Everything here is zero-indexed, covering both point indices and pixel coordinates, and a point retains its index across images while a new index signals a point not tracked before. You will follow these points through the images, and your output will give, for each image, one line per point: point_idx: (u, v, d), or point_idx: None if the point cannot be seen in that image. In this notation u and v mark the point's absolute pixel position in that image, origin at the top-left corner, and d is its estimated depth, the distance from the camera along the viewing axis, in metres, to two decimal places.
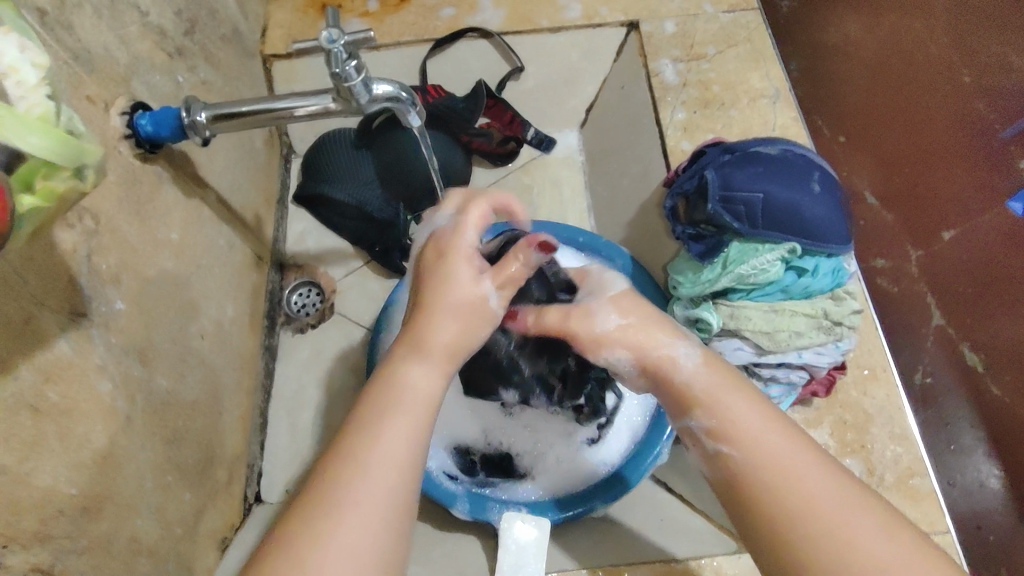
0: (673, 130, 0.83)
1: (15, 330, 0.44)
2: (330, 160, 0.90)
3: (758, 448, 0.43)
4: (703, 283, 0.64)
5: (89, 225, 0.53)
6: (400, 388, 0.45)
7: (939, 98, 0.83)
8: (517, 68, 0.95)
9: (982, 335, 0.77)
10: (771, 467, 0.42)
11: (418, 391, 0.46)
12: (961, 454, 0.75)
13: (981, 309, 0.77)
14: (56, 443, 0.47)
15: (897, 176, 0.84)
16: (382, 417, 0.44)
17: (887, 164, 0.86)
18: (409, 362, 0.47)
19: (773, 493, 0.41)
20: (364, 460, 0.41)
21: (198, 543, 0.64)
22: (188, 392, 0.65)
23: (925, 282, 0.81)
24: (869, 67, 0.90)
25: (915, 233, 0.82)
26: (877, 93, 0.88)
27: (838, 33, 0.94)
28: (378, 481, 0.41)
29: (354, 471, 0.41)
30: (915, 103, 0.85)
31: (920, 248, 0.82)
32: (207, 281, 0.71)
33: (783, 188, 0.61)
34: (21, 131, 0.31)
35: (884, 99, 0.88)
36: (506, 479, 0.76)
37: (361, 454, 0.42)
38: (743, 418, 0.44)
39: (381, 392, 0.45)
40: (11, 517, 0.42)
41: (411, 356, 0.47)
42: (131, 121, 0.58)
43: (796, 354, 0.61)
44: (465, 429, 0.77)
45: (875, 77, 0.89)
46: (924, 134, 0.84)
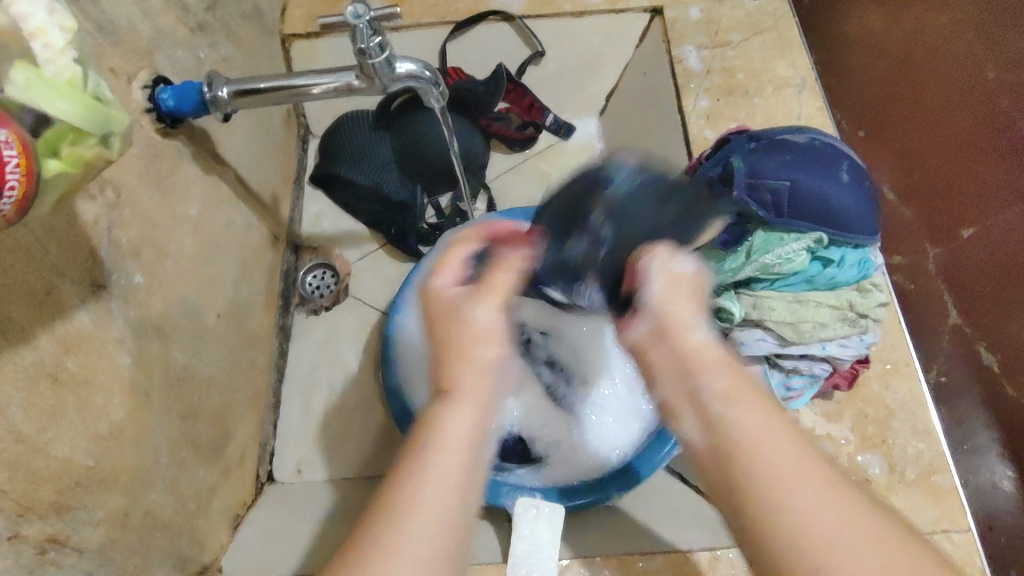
0: (696, 118, 0.82)
1: (38, 298, 0.44)
2: (349, 141, 0.90)
3: (756, 423, 0.39)
4: (726, 272, 0.63)
5: (110, 197, 0.53)
6: (439, 433, 0.43)
7: (954, 92, 0.81)
8: (539, 52, 0.94)
9: (997, 334, 0.75)
10: (763, 447, 0.38)
11: (459, 434, 0.43)
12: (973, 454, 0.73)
13: (997, 307, 0.75)
14: (74, 414, 0.46)
15: (919, 170, 0.83)
16: (424, 457, 0.42)
17: (910, 156, 0.84)
18: (446, 409, 0.45)
19: (759, 471, 0.37)
20: (412, 505, 0.39)
21: (212, 518, 0.64)
22: (204, 369, 0.65)
23: (942, 279, 0.79)
24: (889, 59, 0.88)
25: (935, 232, 0.80)
26: (892, 90, 0.87)
27: (859, 25, 0.91)
28: (435, 499, 0.39)
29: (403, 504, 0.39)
30: (928, 96, 0.84)
31: (940, 246, 0.80)
32: (225, 259, 0.71)
33: (810, 177, 0.60)
34: (48, 95, 0.30)
35: (900, 95, 0.86)
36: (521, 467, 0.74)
37: (417, 491, 0.40)
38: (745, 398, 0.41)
39: (423, 443, 0.43)
40: (28, 487, 0.42)
41: (430, 445, 0.42)
42: (152, 95, 0.58)
43: (819, 346, 0.60)
44: None
45: (894, 72, 0.87)
46: (941, 127, 0.82)
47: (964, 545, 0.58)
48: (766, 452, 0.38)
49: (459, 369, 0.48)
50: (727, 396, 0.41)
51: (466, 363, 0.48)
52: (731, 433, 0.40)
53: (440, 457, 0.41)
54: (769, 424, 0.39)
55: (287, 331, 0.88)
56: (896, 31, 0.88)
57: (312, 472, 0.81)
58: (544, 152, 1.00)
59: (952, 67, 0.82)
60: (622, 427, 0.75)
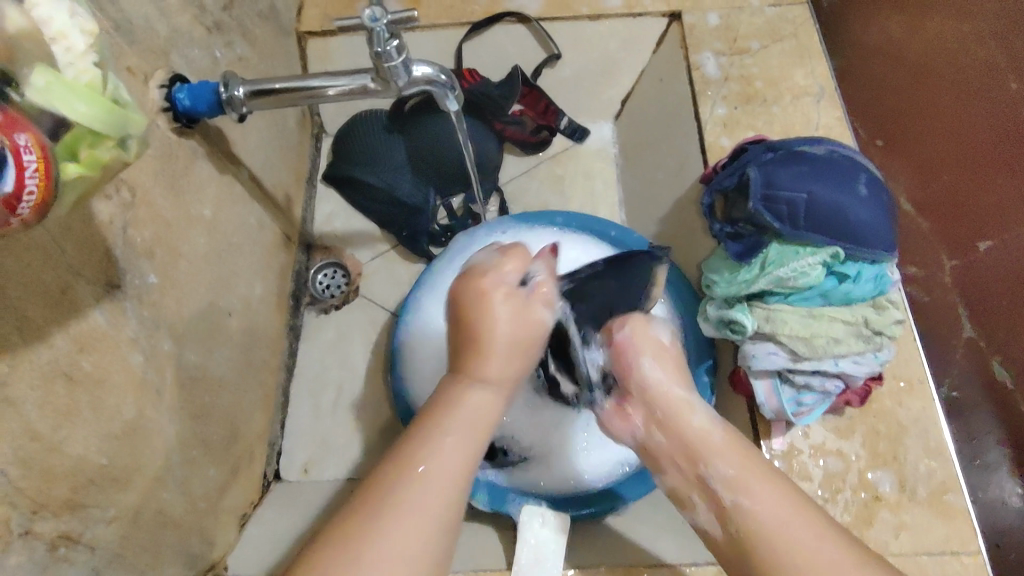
0: (712, 125, 0.81)
1: (54, 297, 0.44)
2: (363, 142, 0.90)
3: (767, 506, 0.46)
4: (739, 283, 0.62)
5: (125, 197, 0.53)
6: (450, 410, 0.49)
7: (979, 100, 0.79)
8: (555, 55, 0.94)
9: (1016, 350, 0.73)
10: (777, 529, 0.45)
11: (473, 414, 0.49)
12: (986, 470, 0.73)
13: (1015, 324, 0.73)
14: (88, 413, 0.47)
15: (934, 181, 0.82)
16: (430, 432, 0.47)
17: (924, 169, 0.83)
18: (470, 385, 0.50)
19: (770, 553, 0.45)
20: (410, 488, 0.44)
21: (221, 517, 0.65)
22: (215, 369, 0.66)
23: (958, 292, 0.78)
24: (908, 69, 0.86)
25: (950, 243, 0.79)
26: (912, 99, 0.86)
27: (878, 33, 0.90)
28: (428, 498, 0.44)
29: (407, 481, 0.44)
30: (949, 110, 0.82)
31: (956, 258, 0.79)
32: (237, 259, 0.71)
33: (828, 189, 0.59)
34: (67, 97, 0.30)
35: (916, 104, 0.85)
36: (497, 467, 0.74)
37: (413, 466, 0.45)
38: (755, 478, 0.48)
39: (438, 416, 0.48)
40: (43, 486, 0.42)
41: (437, 420, 0.48)
42: (169, 94, 0.58)
43: (832, 362, 0.59)
44: None
45: (915, 80, 0.85)
46: (966, 138, 0.80)
47: (976, 567, 0.57)
48: (779, 536, 0.45)
49: (487, 360, 0.51)
50: (736, 485, 0.48)
51: (488, 352, 0.51)
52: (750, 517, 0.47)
53: (445, 437, 0.47)
54: (780, 504, 0.46)
55: (298, 330, 0.88)
56: (917, 41, 0.86)
57: (319, 472, 0.82)
58: (558, 156, 1.00)
59: (978, 82, 0.79)
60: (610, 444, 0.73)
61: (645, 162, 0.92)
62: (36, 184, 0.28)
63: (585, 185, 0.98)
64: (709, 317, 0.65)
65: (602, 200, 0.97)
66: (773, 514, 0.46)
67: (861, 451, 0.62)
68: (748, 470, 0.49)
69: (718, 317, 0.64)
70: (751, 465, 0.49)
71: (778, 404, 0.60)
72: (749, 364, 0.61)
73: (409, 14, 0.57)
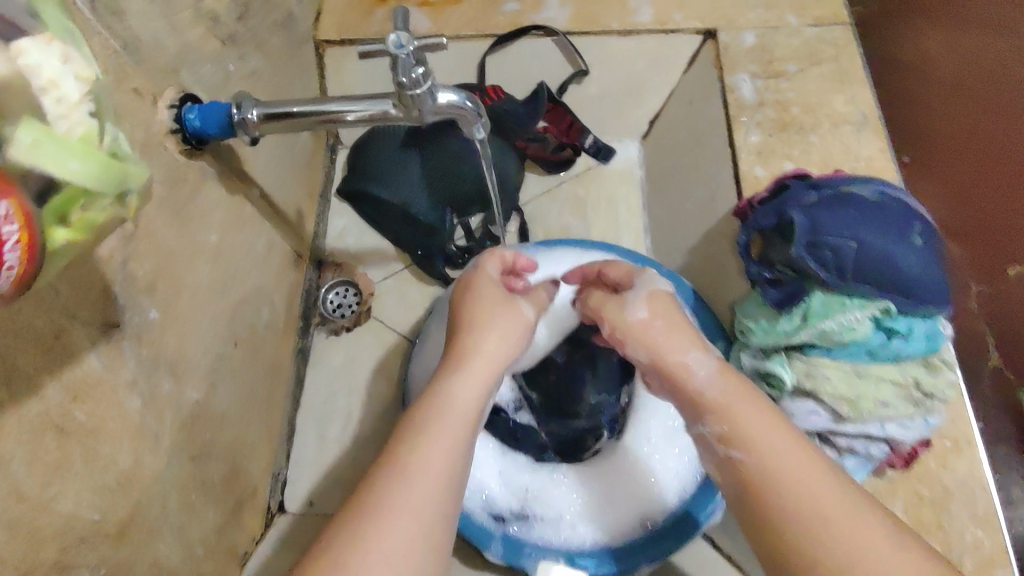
0: (746, 153, 0.76)
1: (45, 344, 0.40)
2: (378, 157, 0.86)
3: (764, 437, 0.46)
4: (778, 333, 0.58)
5: (128, 229, 0.50)
6: (445, 399, 0.49)
7: (1016, 120, 0.74)
8: (580, 72, 0.90)
9: None
10: (769, 471, 0.44)
11: (464, 407, 0.49)
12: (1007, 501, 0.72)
13: None
14: (82, 467, 0.44)
15: (967, 205, 0.77)
16: (426, 424, 0.47)
17: (955, 192, 0.78)
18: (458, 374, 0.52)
19: (781, 515, 0.42)
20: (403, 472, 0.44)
21: (219, 559, 0.62)
22: (217, 404, 0.63)
23: (986, 319, 0.76)
24: (943, 86, 0.82)
25: (980, 271, 0.76)
26: (949, 117, 0.81)
27: (913, 45, 0.85)
28: (425, 485, 0.43)
29: (405, 468, 0.44)
30: (984, 127, 0.77)
31: (985, 285, 0.76)
32: (241, 285, 0.68)
33: (880, 237, 0.55)
34: (60, 155, 0.26)
35: (952, 123, 0.80)
36: (522, 519, 0.72)
37: (411, 454, 0.45)
38: (744, 406, 0.47)
39: (430, 405, 0.49)
40: (32, 551, 0.39)
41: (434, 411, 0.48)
42: (178, 115, 0.55)
43: (878, 425, 0.55)
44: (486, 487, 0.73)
45: (950, 97, 0.81)
46: (1003, 159, 0.75)
47: None
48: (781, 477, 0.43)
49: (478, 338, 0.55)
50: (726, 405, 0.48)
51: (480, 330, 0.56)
52: (749, 447, 0.45)
53: (440, 421, 0.47)
54: (778, 437, 0.46)
55: (306, 353, 0.85)
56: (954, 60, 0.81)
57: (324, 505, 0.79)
58: (581, 176, 0.96)
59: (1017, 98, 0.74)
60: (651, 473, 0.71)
61: (673, 188, 0.88)
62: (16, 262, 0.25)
63: (607, 212, 0.94)
64: (744, 366, 0.61)
65: (626, 226, 0.94)
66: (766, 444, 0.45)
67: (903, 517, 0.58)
68: (735, 401, 0.49)
69: (753, 368, 0.60)
70: (747, 397, 0.48)
71: None
72: None
73: (437, 43, 0.52)
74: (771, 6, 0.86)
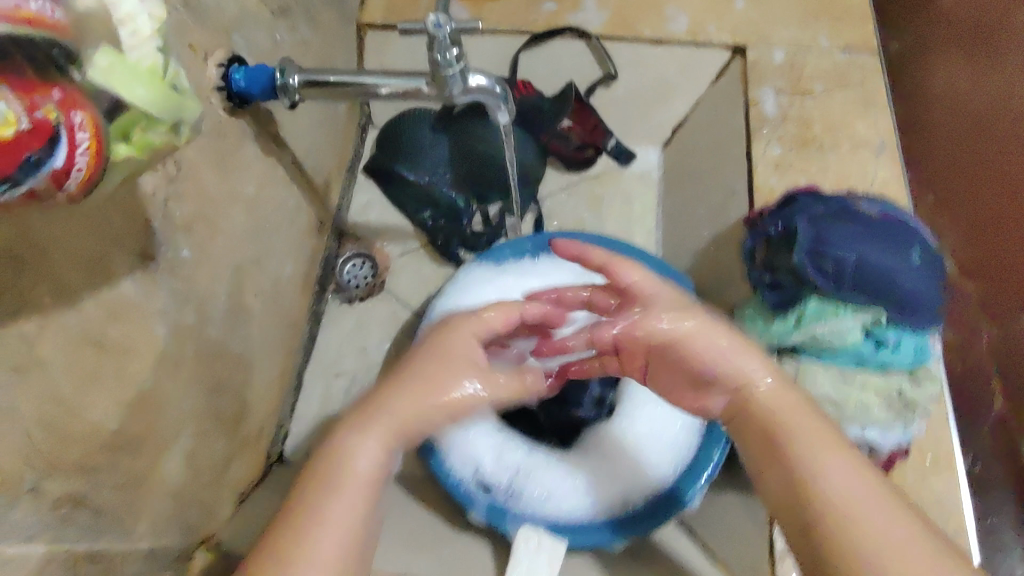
0: (764, 166, 0.79)
1: (89, 265, 0.45)
2: (408, 137, 0.91)
3: (842, 478, 0.44)
4: (773, 335, 0.60)
5: (172, 171, 0.53)
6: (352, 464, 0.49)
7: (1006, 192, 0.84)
8: (610, 75, 0.93)
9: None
10: (848, 501, 0.42)
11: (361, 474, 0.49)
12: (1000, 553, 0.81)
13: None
14: (107, 380, 0.48)
15: (980, 242, 0.86)
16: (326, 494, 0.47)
17: (975, 228, 0.87)
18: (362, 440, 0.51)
19: (816, 487, 0.44)
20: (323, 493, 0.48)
21: (220, 492, 0.67)
22: (236, 345, 0.67)
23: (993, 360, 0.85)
24: (966, 125, 0.91)
25: (991, 311, 0.85)
26: (969, 154, 0.89)
27: (941, 83, 0.94)
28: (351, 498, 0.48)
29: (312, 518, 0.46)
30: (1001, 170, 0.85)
31: (994, 328, 0.85)
32: (273, 239, 0.72)
33: (882, 254, 0.57)
34: (129, 82, 0.30)
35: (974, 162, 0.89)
36: (509, 493, 0.68)
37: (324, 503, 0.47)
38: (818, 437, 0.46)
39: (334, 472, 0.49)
40: (57, 448, 0.43)
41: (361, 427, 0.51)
42: (226, 74, 0.59)
43: (859, 428, 0.57)
44: (472, 461, 0.69)
45: (969, 138, 0.90)
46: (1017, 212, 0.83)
47: None
48: (855, 505, 0.42)
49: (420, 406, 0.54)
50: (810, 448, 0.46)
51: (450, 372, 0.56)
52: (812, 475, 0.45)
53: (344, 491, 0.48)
54: (851, 478, 0.44)
55: (320, 314, 0.89)
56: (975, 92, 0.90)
57: None
58: (600, 175, 1.02)
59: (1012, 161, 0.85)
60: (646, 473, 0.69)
61: (684, 195, 0.94)
62: (39, 121, 0.26)
63: (622, 207, 1.00)
64: None
65: (639, 222, 1.00)
66: (834, 485, 0.43)
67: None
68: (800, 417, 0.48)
69: None
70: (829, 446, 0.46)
71: None
72: None
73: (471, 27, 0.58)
74: (804, 27, 0.90)
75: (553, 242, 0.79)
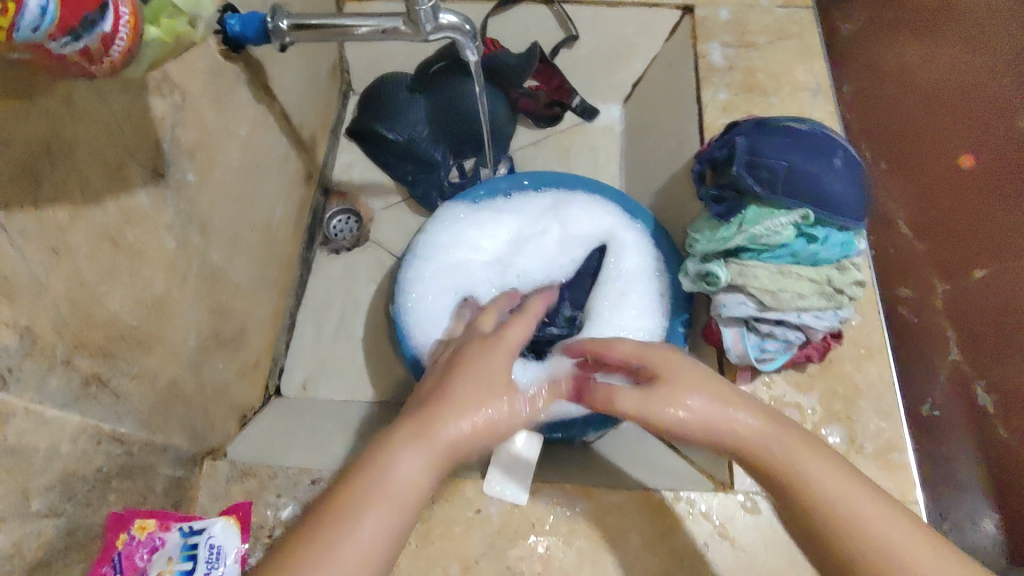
0: (712, 108, 0.87)
1: (111, 169, 0.51)
2: (387, 98, 0.96)
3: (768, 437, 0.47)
4: (718, 240, 0.68)
5: (177, 100, 0.59)
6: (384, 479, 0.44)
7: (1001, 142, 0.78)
8: (572, 36, 1.01)
9: (995, 375, 0.76)
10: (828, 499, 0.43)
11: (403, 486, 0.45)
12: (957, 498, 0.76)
13: (994, 347, 0.76)
14: (126, 276, 0.53)
15: (934, 208, 0.85)
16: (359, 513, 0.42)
17: (926, 194, 0.86)
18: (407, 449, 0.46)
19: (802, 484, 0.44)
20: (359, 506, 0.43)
21: (224, 409, 0.73)
22: (234, 275, 0.73)
23: (945, 314, 0.82)
24: (926, 95, 0.89)
25: (944, 268, 0.83)
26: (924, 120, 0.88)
27: (893, 58, 0.94)
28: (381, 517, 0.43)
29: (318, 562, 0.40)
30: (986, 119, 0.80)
31: (948, 283, 0.82)
32: (263, 182, 0.78)
33: (807, 160, 0.65)
34: None
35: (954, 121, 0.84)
36: None
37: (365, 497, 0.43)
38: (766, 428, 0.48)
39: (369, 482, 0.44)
40: (84, 327, 0.49)
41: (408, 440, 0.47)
42: (222, 19, 0.64)
43: (796, 314, 0.65)
44: None
45: (925, 106, 0.88)
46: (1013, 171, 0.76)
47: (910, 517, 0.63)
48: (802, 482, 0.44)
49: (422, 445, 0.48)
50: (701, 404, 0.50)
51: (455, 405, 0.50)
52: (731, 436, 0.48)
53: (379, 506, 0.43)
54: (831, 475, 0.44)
55: (309, 263, 0.96)
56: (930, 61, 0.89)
57: (315, 390, 0.90)
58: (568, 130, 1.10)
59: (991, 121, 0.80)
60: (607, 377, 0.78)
61: (644, 146, 1.01)
62: None
63: (588, 159, 1.08)
64: (689, 272, 0.72)
65: (604, 173, 1.08)
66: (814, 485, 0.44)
67: (733, 474, 0.66)
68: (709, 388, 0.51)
69: (697, 271, 0.71)
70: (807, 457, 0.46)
71: (743, 350, 0.66)
72: (720, 313, 0.67)
73: None
74: None
75: (522, 183, 0.87)
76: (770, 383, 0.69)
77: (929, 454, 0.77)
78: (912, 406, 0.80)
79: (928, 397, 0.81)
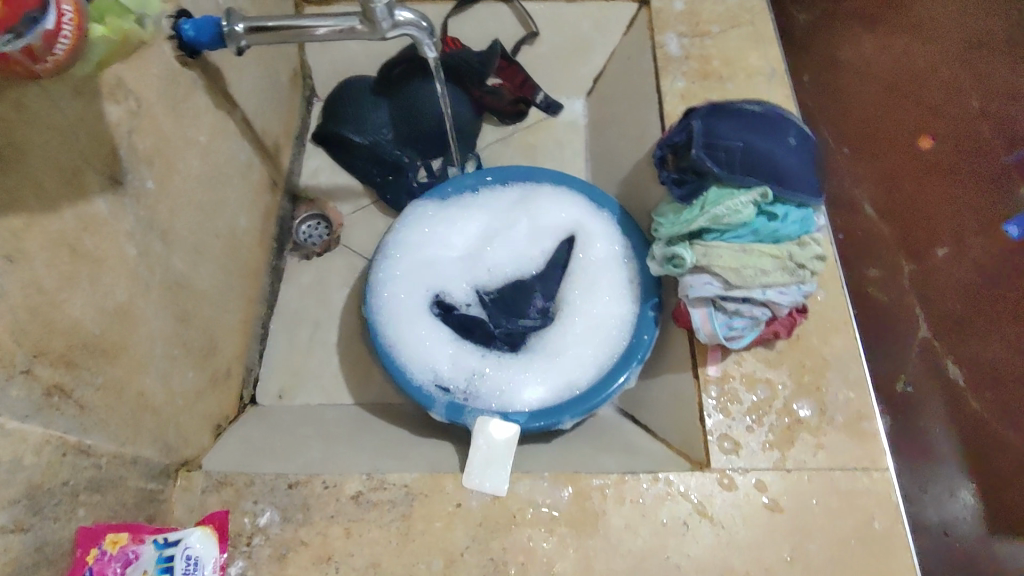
0: (671, 96, 0.88)
1: (66, 176, 0.50)
2: (350, 102, 0.98)
3: None
4: (681, 223, 0.69)
5: (132, 107, 0.59)
6: None
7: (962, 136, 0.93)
8: (533, 33, 1.04)
9: (964, 351, 0.82)
10: None
11: None
12: (937, 476, 0.75)
13: (964, 327, 0.83)
14: (86, 284, 0.53)
15: (896, 191, 0.90)
16: None
17: (892, 177, 0.91)
18: None
19: None
20: None
21: (197, 420, 0.72)
22: (200, 283, 0.72)
23: (914, 295, 0.84)
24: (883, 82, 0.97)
25: (913, 247, 0.87)
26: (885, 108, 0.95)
27: (851, 49, 0.99)
28: None
29: None
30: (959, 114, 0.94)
31: (914, 262, 0.86)
32: (226, 189, 0.78)
33: (762, 140, 0.67)
34: None
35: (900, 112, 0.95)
36: (466, 393, 0.77)
37: None
38: None
39: None
40: (44, 335, 0.48)
41: None
42: (176, 25, 0.64)
43: (760, 291, 0.66)
44: (431, 367, 0.78)
45: (885, 92, 0.96)
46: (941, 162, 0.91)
47: (883, 483, 0.65)
48: None
49: None
50: None
51: None
52: None
53: None
54: None
55: (279, 270, 0.95)
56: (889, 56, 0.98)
57: (292, 397, 0.90)
58: (532, 127, 1.10)
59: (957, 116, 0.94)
60: (582, 366, 0.78)
61: (608, 137, 1.02)
62: None
63: (554, 153, 1.09)
64: (656, 256, 0.72)
65: (571, 167, 1.09)
66: None
67: (708, 453, 0.66)
68: None
69: (663, 254, 0.71)
70: None
71: (712, 329, 0.67)
72: (687, 294, 0.68)
73: None
74: None
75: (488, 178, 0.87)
76: (740, 360, 0.71)
77: (904, 427, 0.77)
78: (886, 384, 0.78)
79: (901, 373, 0.80)
